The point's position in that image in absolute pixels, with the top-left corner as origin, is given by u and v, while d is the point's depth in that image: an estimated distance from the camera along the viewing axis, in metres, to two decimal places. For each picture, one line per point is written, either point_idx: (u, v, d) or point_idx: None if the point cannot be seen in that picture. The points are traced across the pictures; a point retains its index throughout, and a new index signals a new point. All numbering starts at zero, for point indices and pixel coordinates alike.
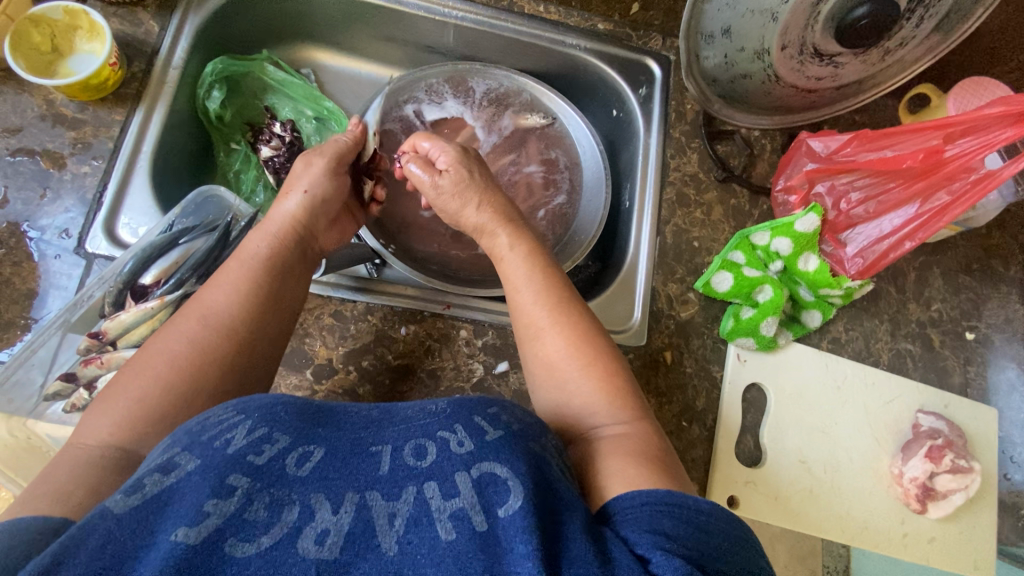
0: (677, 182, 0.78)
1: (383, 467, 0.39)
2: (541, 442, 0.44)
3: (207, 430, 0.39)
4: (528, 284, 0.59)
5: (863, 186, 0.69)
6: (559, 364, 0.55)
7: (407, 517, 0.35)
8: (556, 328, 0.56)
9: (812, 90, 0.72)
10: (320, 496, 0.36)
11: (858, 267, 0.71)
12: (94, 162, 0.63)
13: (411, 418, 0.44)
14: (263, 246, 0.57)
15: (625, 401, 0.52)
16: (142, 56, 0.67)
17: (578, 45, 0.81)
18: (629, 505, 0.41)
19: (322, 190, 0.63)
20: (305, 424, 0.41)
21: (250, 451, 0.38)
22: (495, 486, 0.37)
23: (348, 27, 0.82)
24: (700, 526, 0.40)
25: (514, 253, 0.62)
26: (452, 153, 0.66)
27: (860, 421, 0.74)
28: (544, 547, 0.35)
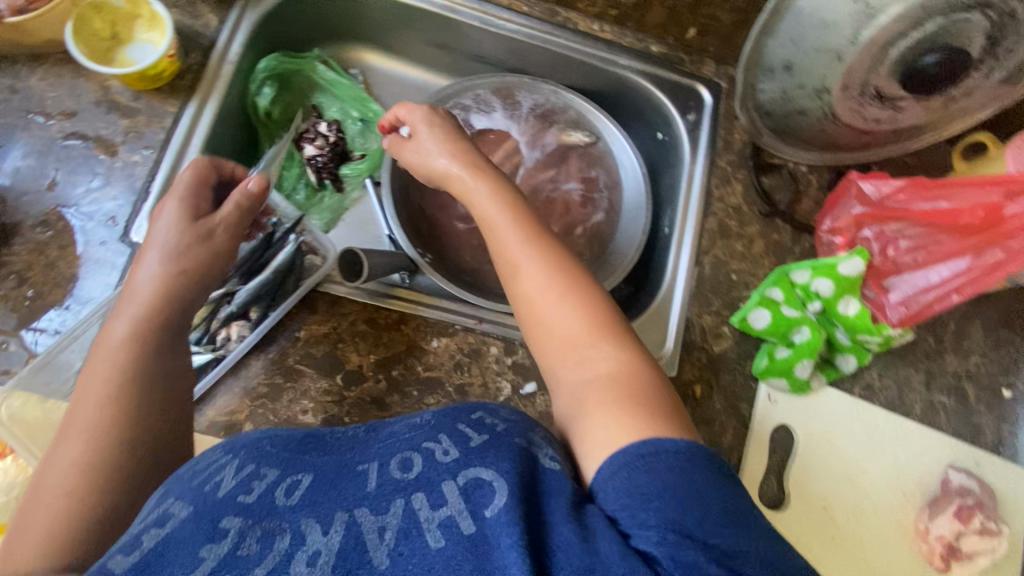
0: (719, 213, 0.77)
1: (371, 484, 0.43)
2: (528, 438, 0.46)
3: (196, 476, 0.44)
4: (502, 221, 0.59)
5: (913, 235, 0.69)
6: (542, 299, 0.54)
7: (397, 530, 0.39)
8: (532, 261, 0.55)
9: (868, 131, 0.71)
10: (310, 520, 0.40)
11: (900, 315, 0.69)
12: (145, 151, 0.64)
13: (397, 434, 0.48)
14: (139, 328, 0.52)
15: (612, 333, 0.52)
16: (198, 49, 0.67)
17: (630, 66, 0.80)
18: (607, 475, 0.42)
19: (186, 258, 0.55)
20: (292, 454, 0.47)
21: (240, 491, 0.42)
22: (480, 489, 0.40)
23: (399, 32, 0.81)
24: (677, 469, 0.41)
25: (483, 194, 0.61)
26: (422, 112, 0.69)
27: (888, 471, 0.73)
28: (528, 537, 0.38)
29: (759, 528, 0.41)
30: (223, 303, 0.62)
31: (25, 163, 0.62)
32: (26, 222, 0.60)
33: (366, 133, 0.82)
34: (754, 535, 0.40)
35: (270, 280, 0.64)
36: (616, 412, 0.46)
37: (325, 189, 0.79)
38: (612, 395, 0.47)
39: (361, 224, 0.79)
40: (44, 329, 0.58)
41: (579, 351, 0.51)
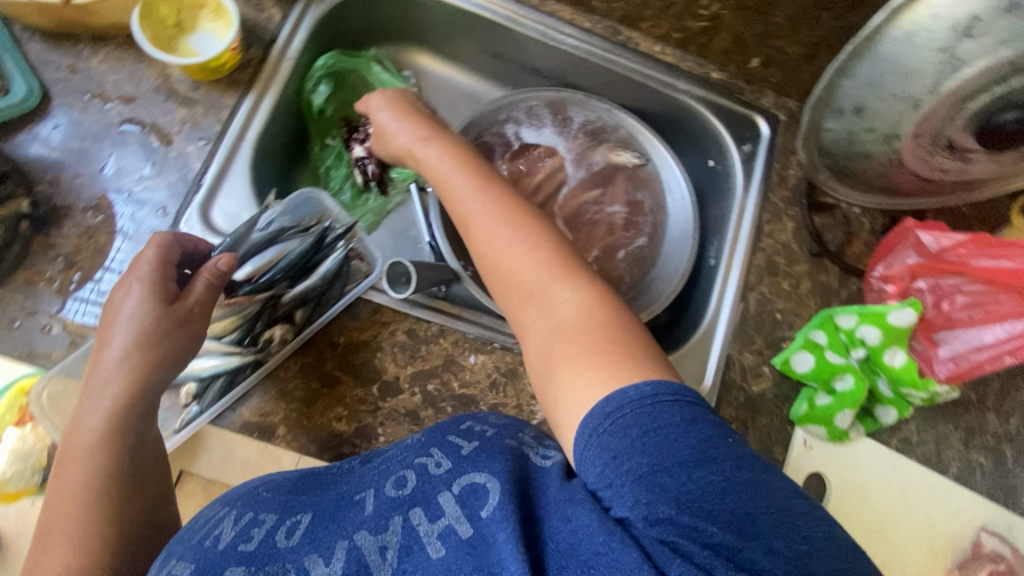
0: (768, 250, 0.75)
1: (369, 507, 0.44)
2: (518, 438, 0.48)
3: (196, 533, 0.45)
4: (458, 180, 0.60)
5: (971, 291, 0.68)
6: (504, 251, 0.55)
7: (398, 548, 0.41)
8: (485, 211, 0.57)
9: (932, 180, 0.69)
10: (312, 556, 0.41)
11: (949, 371, 0.68)
12: (201, 142, 0.63)
13: (390, 457, 0.50)
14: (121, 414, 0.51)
15: (574, 276, 0.52)
16: (260, 43, 0.67)
17: (688, 91, 0.79)
18: (582, 449, 0.41)
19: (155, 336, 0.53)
20: (288, 496, 0.48)
21: (239, 540, 0.43)
22: (475, 493, 0.42)
23: (457, 38, 0.80)
24: (644, 424, 0.40)
25: (440, 158, 0.63)
26: (392, 95, 0.69)
27: (920, 529, 0.71)
28: (522, 530, 0.39)
29: (740, 463, 0.39)
30: (270, 306, 0.63)
31: (80, 145, 0.62)
32: (77, 204, 0.60)
33: None
34: (734, 473, 0.38)
35: (316, 286, 0.64)
36: (579, 360, 0.45)
37: (370, 191, 0.78)
38: (580, 338, 0.47)
39: (403, 229, 0.78)
40: (84, 297, 0.58)
41: (545, 298, 0.51)
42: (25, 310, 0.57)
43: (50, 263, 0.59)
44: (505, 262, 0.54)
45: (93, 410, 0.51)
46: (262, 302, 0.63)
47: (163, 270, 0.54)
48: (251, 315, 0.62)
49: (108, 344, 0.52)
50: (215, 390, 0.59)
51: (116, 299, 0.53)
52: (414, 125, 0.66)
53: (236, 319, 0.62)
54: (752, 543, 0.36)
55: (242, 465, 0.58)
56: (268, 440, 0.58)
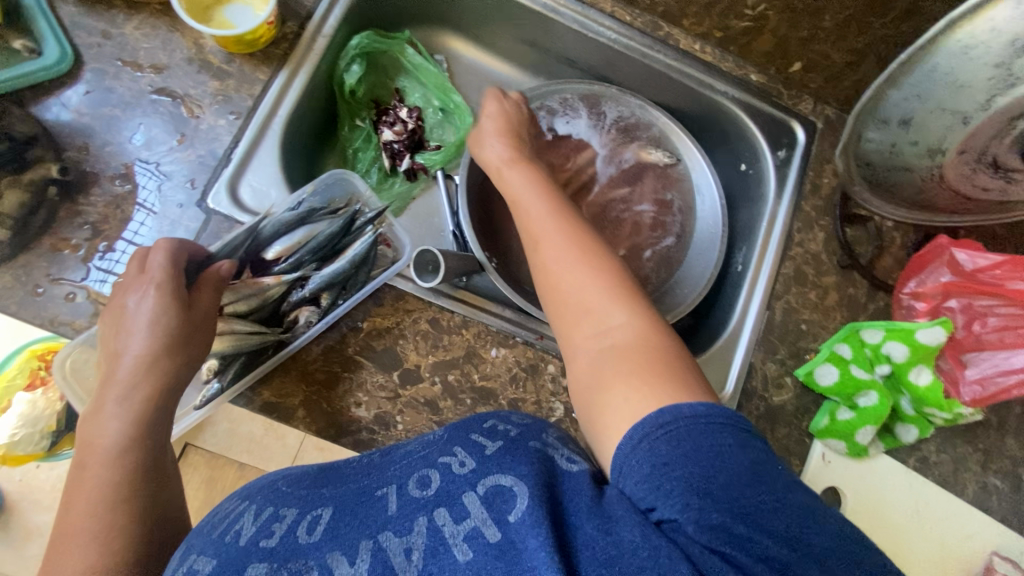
0: (797, 259, 0.74)
1: (391, 506, 0.44)
2: (542, 440, 0.48)
3: (216, 527, 0.46)
4: (531, 202, 0.62)
5: (1004, 314, 0.66)
6: (566, 271, 0.55)
7: (423, 549, 0.40)
8: (552, 233, 0.58)
9: (973, 200, 0.67)
10: (336, 555, 0.41)
11: (973, 395, 0.67)
12: (231, 116, 0.62)
13: (412, 453, 0.49)
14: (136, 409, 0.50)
15: (630, 302, 0.53)
16: (296, 18, 0.66)
17: (726, 92, 0.77)
18: (627, 450, 0.42)
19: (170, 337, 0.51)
20: (308, 491, 0.48)
21: (261, 536, 0.43)
22: (501, 495, 0.41)
23: (493, 24, 0.79)
24: (698, 435, 0.40)
25: (517, 175, 0.64)
26: (505, 105, 0.70)
27: (933, 550, 0.70)
28: (554, 535, 0.38)
29: (788, 479, 0.40)
30: (298, 287, 0.62)
31: (110, 113, 0.61)
32: (105, 173, 0.59)
33: (445, 125, 0.80)
34: (783, 490, 0.39)
35: (345, 271, 0.63)
36: (630, 382, 0.46)
37: (396, 176, 0.77)
38: (630, 362, 0.48)
39: (427, 216, 0.77)
40: (107, 266, 0.58)
41: (598, 319, 0.52)
42: (49, 276, 0.57)
43: (76, 231, 0.58)
44: (566, 282, 0.55)
45: (117, 415, 0.49)
46: (290, 282, 0.62)
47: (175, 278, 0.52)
48: (277, 297, 0.62)
49: (123, 350, 0.51)
50: (235, 368, 0.58)
51: (128, 304, 0.52)
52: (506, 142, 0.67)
53: (266, 299, 0.61)
54: (804, 559, 0.37)
55: (248, 440, 0.60)
56: (286, 421, 0.58)
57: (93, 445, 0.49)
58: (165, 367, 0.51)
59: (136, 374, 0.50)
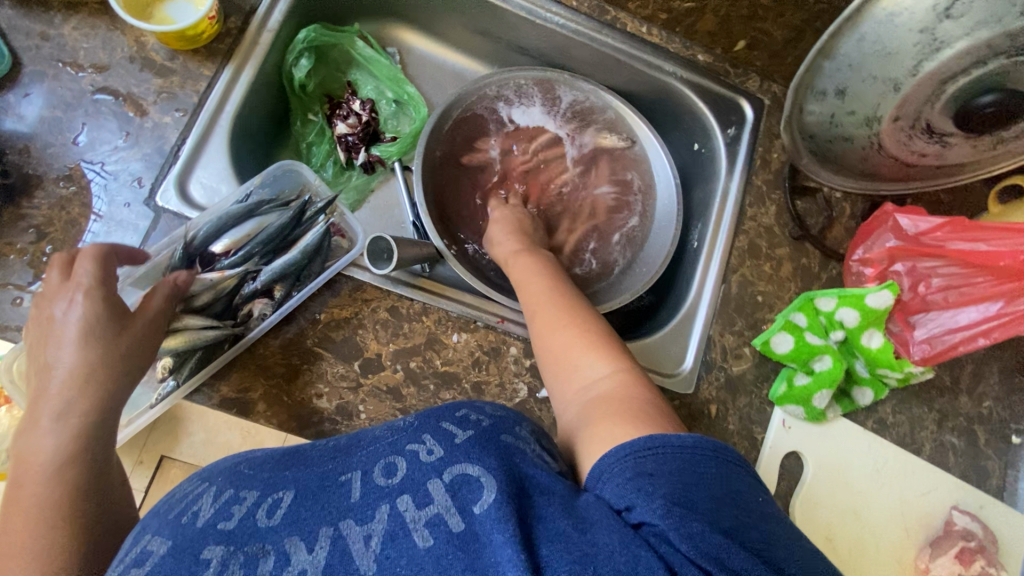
0: (751, 232, 0.76)
1: (355, 493, 0.43)
2: (515, 433, 0.48)
3: (173, 508, 0.45)
4: (532, 280, 0.66)
5: (947, 273, 0.68)
6: (559, 333, 0.58)
7: (383, 535, 0.40)
8: (549, 304, 0.62)
9: (911, 165, 0.69)
10: (294, 539, 0.41)
11: (923, 353, 0.69)
12: (177, 113, 0.62)
13: (378, 439, 0.49)
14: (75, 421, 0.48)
15: (616, 358, 0.56)
16: (240, 13, 0.65)
17: (675, 73, 0.79)
18: (614, 458, 0.44)
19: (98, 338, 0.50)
20: (271, 473, 0.47)
21: (219, 518, 0.43)
22: (468, 485, 0.42)
23: (443, 15, 0.79)
24: (685, 459, 0.42)
25: (520, 260, 0.69)
26: (512, 212, 0.77)
27: (894, 508, 0.72)
28: (519, 530, 0.39)
29: (763, 511, 0.42)
30: (248, 280, 0.63)
31: (52, 114, 0.60)
32: (49, 174, 0.59)
33: (400, 114, 0.81)
34: (762, 521, 0.41)
35: (296, 261, 0.63)
36: (615, 421, 0.48)
37: (353, 169, 0.77)
38: (617, 405, 0.50)
39: (387, 208, 0.77)
40: None
41: (587, 373, 0.55)
42: None
43: (20, 235, 0.57)
44: (558, 342, 0.58)
45: (52, 431, 0.48)
46: (237, 276, 0.62)
47: (107, 285, 0.52)
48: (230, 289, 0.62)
49: (55, 363, 0.49)
50: (190, 364, 0.58)
51: (54, 313, 0.50)
52: (514, 240, 0.72)
53: (215, 292, 0.61)
54: None
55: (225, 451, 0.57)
56: (246, 415, 0.58)
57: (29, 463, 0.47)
58: (100, 377, 0.50)
59: (71, 388, 0.49)
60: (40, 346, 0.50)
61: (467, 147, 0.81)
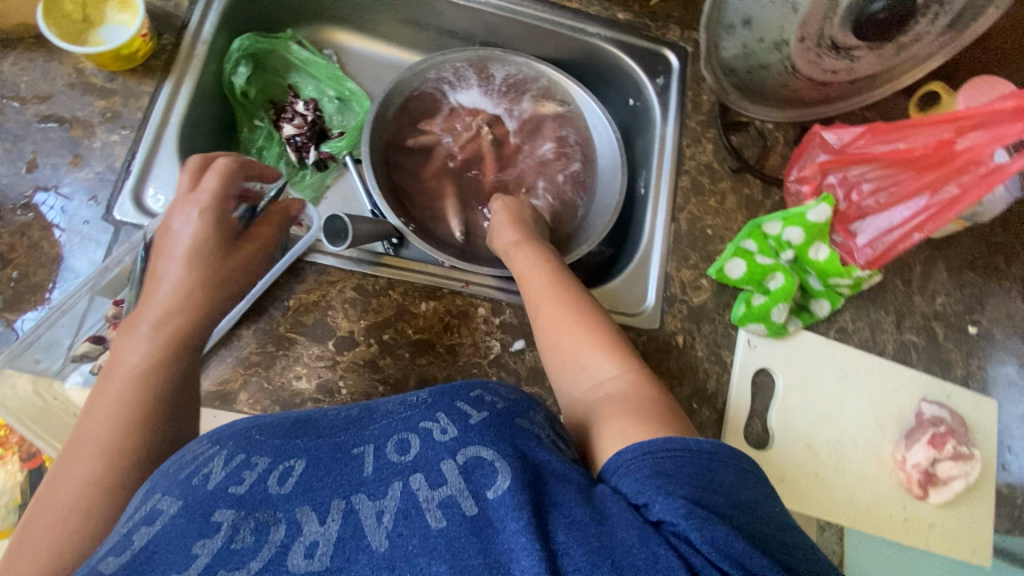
0: (692, 171, 0.80)
1: (367, 468, 0.43)
2: (528, 419, 0.49)
3: (184, 469, 0.44)
4: (533, 273, 0.66)
5: (875, 177, 0.71)
6: (566, 332, 0.60)
7: (395, 512, 0.40)
8: (554, 299, 0.62)
9: (826, 83, 0.74)
10: (306, 509, 0.40)
11: (867, 257, 0.72)
12: (123, 131, 0.64)
13: (393, 413, 0.49)
14: (143, 345, 0.53)
15: (623, 357, 0.57)
16: (171, 29, 0.68)
17: (599, 34, 0.82)
18: (632, 456, 0.45)
19: (202, 258, 0.59)
20: (282, 440, 0.46)
21: (230, 483, 0.42)
22: (481, 469, 0.42)
23: (371, 11, 0.82)
24: (702, 463, 0.43)
25: (520, 251, 0.69)
26: (510, 203, 0.77)
27: (866, 409, 0.76)
28: (534, 519, 0.39)
29: (773, 517, 0.44)
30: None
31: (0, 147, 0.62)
32: (5, 204, 0.60)
33: (344, 110, 0.83)
34: (777, 531, 0.43)
35: None
36: (626, 419, 0.50)
37: (306, 168, 0.79)
38: (627, 404, 0.52)
39: (346, 202, 0.80)
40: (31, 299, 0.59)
41: (590, 375, 0.57)
42: None
43: None
44: (563, 339, 0.60)
45: (145, 337, 0.54)
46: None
47: (220, 204, 0.60)
48: None
49: (164, 274, 0.57)
50: None
51: (173, 227, 0.59)
52: (514, 229, 0.73)
53: None
54: None
55: None
56: (230, 405, 0.60)
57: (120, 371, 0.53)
58: (197, 291, 0.57)
59: (172, 300, 0.56)
60: (156, 258, 0.59)
61: (413, 133, 0.84)
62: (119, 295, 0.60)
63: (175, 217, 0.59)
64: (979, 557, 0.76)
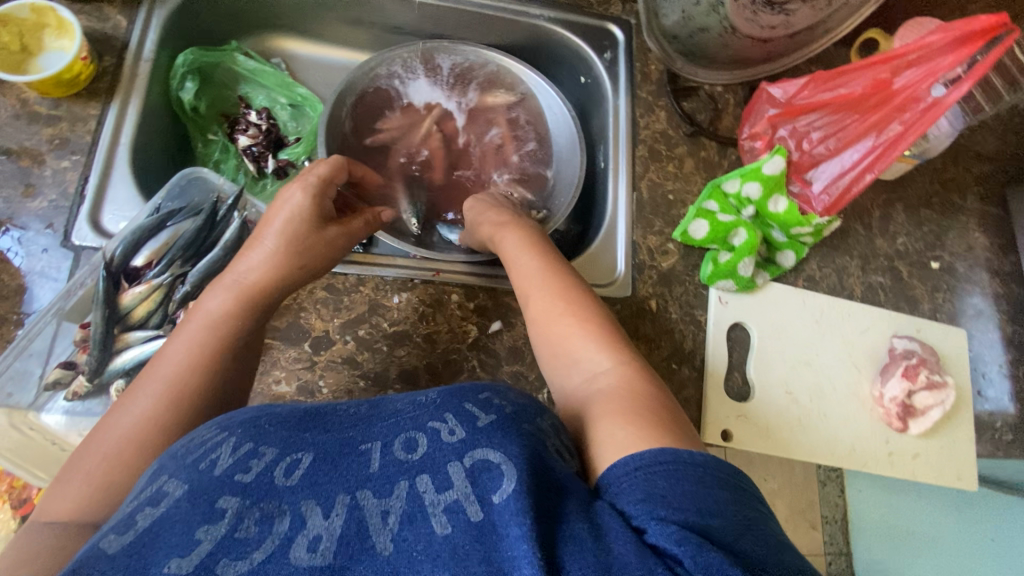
0: (648, 140, 0.81)
1: (374, 465, 0.40)
2: (536, 425, 0.44)
3: (191, 453, 0.42)
4: (521, 258, 0.65)
5: (823, 125, 0.73)
6: (556, 324, 0.59)
7: (401, 515, 0.37)
8: (545, 287, 0.62)
9: (768, 40, 0.75)
10: (311, 504, 0.38)
11: (824, 204, 0.73)
12: (73, 156, 0.63)
13: (401, 412, 0.46)
14: (218, 304, 0.57)
15: (618, 351, 0.56)
16: (112, 50, 0.68)
17: (542, 15, 0.83)
18: (623, 474, 0.41)
19: (298, 232, 0.61)
20: (291, 431, 0.44)
21: (237, 470, 0.39)
22: (488, 472, 0.39)
23: (314, 15, 0.83)
24: (698, 478, 0.40)
25: (508, 236, 0.68)
26: (487, 201, 0.77)
27: (840, 351, 0.78)
28: (539, 528, 0.36)
29: (779, 543, 0.39)
30: (178, 286, 0.64)
31: None
32: None
33: (298, 116, 0.84)
34: (783, 555, 0.38)
35: (220, 258, 0.65)
36: (615, 419, 0.47)
37: (266, 177, 0.80)
38: (619, 402, 0.49)
39: None
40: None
41: (582, 364, 0.55)
42: None
43: None
44: (555, 331, 0.58)
45: (218, 296, 0.58)
46: (166, 284, 0.64)
47: (327, 189, 0.65)
48: (161, 299, 0.63)
49: (260, 238, 0.61)
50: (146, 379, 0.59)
51: (281, 198, 0.64)
52: (495, 214, 0.72)
53: (147, 307, 0.63)
54: None
55: None
56: None
57: (199, 316, 0.56)
58: (280, 262, 0.60)
59: (261, 261, 0.60)
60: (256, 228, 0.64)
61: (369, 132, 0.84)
62: (86, 318, 0.60)
63: (285, 191, 0.64)
64: (965, 481, 0.79)
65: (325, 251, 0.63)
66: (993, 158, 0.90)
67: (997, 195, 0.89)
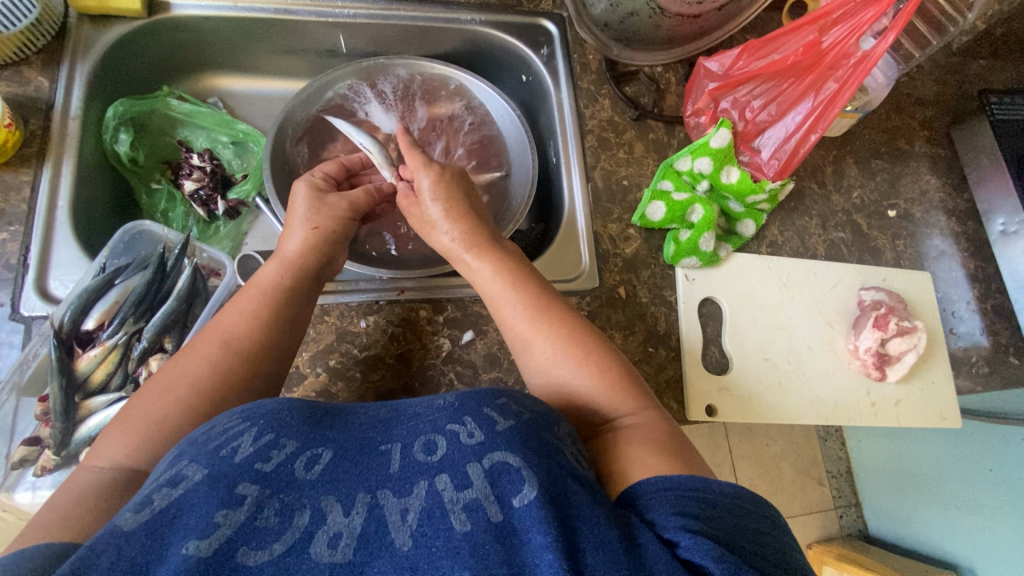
0: (596, 130, 0.81)
1: (394, 465, 0.38)
2: (555, 432, 0.43)
3: (213, 440, 0.40)
4: (508, 302, 0.61)
5: (762, 93, 0.74)
6: (561, 375, 0.56)
7: (420, 511, 0.35)
8: (544, 335, 0.58)
9: (697, 16, 0.75)
10: (331, 499, 0.35)
11: (776, 168, 0.74)
12: (11, 227, 0.62)
13: (419, 415, 0.44)
14: (275, 275, 0.60)
15: (636, 398, 0.54)
16: (37, 113, 0.66)
17: (474, 19, 0.83)
18: (653, 490, 0.41)
19: (329, 225, 0.65)
20: (311, 427, 0.41)
21: (257, 458, 0.37)
22: (509, 475, 0.37)
23: (245, 49, 0.82)
24: (729, 508, 0.39)
25: (485, 274, 0.64)
26: (430, 179, 0.68)
27: (810, 310, 0.79)
28: (563, 536, 0.34)
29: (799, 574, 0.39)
30: (134, 343, 0.63)
31: None
32: None
33: (242, 153, 0.84)
34: None
35: (175, 309, 0.65)
36: (643, 448, 0.47)
37: (217, 219, 0.80)
38: (638, 436, 0.49)
39: (268, 238, 0.81)
40: None
41: (559, 379, 0.56)
42: None
43: None
44: (559, 381, 0.56)
45: (268, 266, 0.61)
46: (121, 344, 0.63)
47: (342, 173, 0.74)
48: (119, 359, 0.63)
49: (290, 234, 0.63)
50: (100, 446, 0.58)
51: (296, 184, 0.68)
52: (462, 229, 0.66)
53: (106, 370, 0.62)
54: None
55: None
56: None
57: (253, 286, 0.59)
58: (322, 241, 0.64)
59: (302, 237, 0.63)
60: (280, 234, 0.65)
61: (316, 159, 0.84)
62: (44, 390, 0.58)
63: (297, 185, 0.68)
64: (949, 421, 0.82)
65: (337, 249, 0.66)
66: (934, 101, 0.92)
67: (942, 136, 0.90)
